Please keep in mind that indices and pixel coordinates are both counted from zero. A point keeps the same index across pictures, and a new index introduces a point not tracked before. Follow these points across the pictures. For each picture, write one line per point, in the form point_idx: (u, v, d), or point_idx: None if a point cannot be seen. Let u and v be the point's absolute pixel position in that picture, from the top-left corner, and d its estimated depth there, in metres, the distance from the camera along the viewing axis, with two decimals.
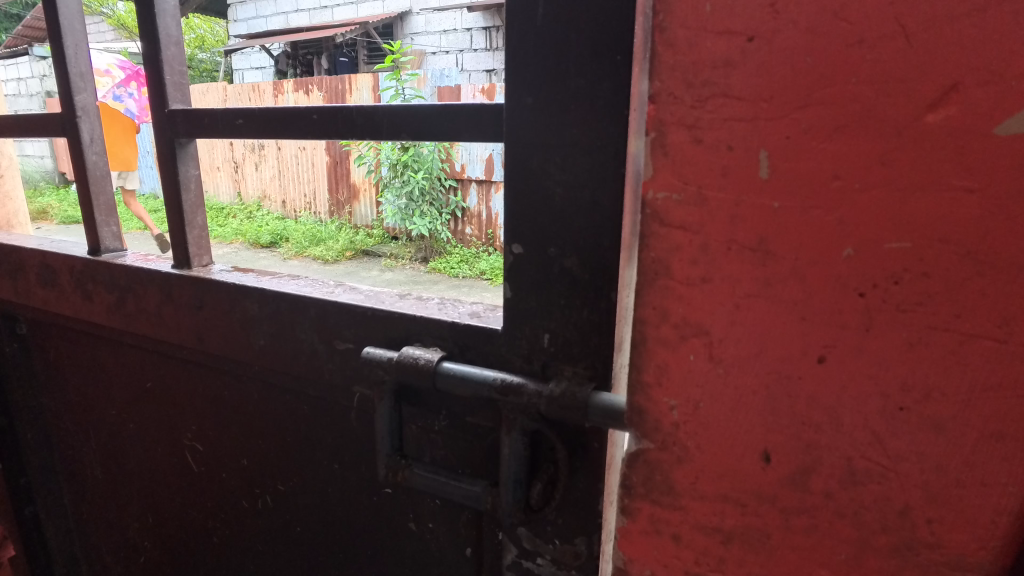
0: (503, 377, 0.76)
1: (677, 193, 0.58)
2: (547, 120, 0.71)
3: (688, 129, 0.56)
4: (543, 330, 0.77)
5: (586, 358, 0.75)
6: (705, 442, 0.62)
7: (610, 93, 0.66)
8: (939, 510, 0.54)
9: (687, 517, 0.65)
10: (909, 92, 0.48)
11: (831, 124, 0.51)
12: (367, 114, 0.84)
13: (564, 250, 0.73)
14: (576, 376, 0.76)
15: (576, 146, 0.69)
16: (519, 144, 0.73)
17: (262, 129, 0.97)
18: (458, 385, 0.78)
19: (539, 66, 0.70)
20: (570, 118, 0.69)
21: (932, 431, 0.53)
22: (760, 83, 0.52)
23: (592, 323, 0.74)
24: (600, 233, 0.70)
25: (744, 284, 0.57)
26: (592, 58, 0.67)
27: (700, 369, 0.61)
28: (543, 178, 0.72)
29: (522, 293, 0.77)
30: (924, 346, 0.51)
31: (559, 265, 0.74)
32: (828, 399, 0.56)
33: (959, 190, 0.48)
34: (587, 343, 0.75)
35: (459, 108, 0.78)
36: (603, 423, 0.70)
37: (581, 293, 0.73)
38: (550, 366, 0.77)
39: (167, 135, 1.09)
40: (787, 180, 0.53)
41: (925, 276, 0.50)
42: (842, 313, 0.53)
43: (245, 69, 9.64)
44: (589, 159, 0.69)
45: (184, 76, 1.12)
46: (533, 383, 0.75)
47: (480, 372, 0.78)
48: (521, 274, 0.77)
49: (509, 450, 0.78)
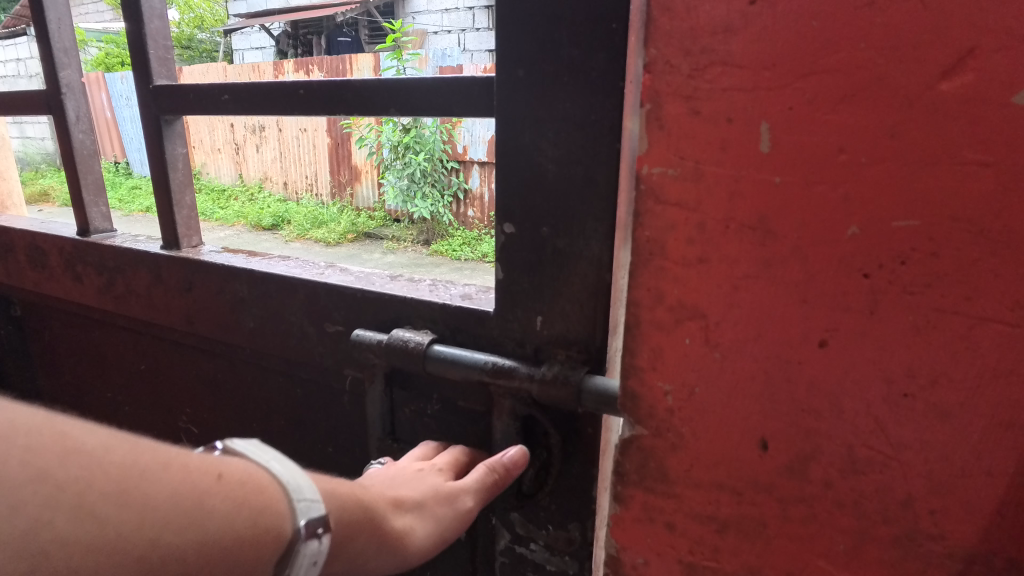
0: (495, 361, 0.74)
1: (673, 168, 0.55)
2: (540, 92, 0.67)
3: (684, 100, 0.53)
4: (536, 312, 0.74)
5: (580, 342, 0.72)
6: (700, 428, 0.60)
7: (605, 63, 0.63)
8: (942, 501, 0.52)
9: (682, 505, 0.63)
10: (921, 58, 0.45)
11: (837, 94, 0.48)
12: (355, 88, 0.81)
13: (557, 229, 0.70)
14: (570, 360, 0.73)
15: (569, 120, 0.66)
16: (511, 119, 0.70)
17: (247, 105, 0.93)
18: (449, 369, 0.76)
19: (531, 35, 0.66)
20: (564, 91, 0.66)
21: (938, 419, 0.50)
22: (761, 49, 0.49)
23: (586, 306, 0.71)
24: (594, 212, 0.68)
25: (743, 265, 0.54)
26: (586, 27, 0.63)
27: (696, 353, 0.58)
28: (535, 154, 0.69)
29: (513, 274, 0.75)
30: (932, 330, 0.49)
31: (552, 245, 0.71)
32: (828, 385, 0.53)
33: (973, 164, 0.45)
34: (581, 326, 0.72)
35: (450, 82, 0.75)
36: (596, 408, 0.67)
37: (574, 274, 0.71)
38: (543, 349, 0.75)
39: (153, 112, 1.05)
40: (788, 156, 0.50)
41: (934, 256, 0.47)
42: (845, 295, 0.51)
43: (244, 49, 9.51)
44: (582, 134, 0.66)
45: (170, 51, 1.09)
46: (526, 367, 0.73)
47: (471, 356, 0.76)
48: (513, 254, 0.74)
49: (502, 435, 0.76)
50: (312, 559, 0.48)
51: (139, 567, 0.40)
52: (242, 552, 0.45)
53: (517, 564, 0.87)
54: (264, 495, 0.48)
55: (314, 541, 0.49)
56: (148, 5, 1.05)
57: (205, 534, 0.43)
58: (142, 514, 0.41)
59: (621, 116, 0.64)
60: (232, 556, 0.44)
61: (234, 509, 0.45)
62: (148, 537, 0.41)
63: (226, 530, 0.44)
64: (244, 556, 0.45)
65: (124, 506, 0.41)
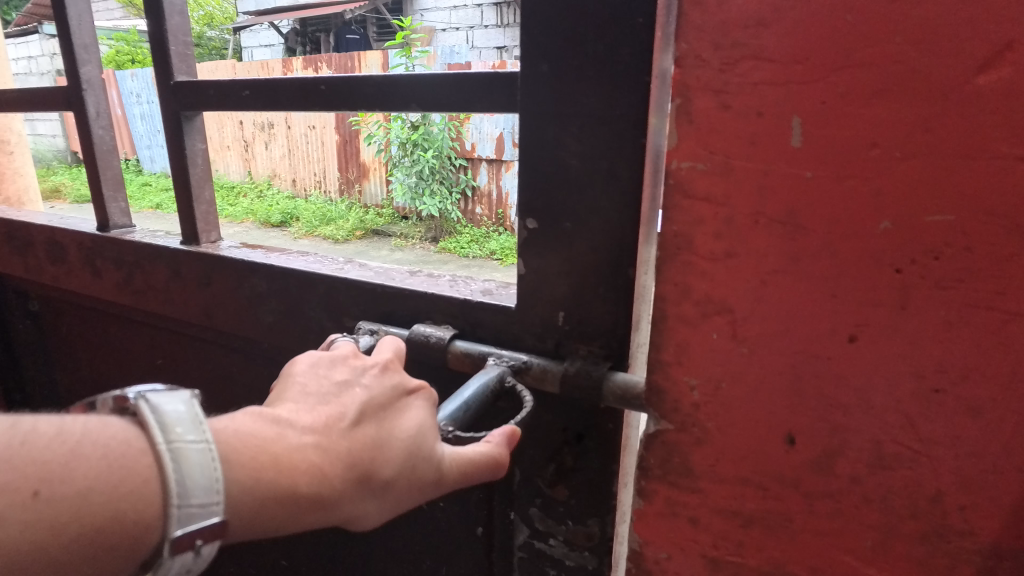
0: (513, 355, 0.75)
1: (701, 163, 0.55)
2: (563, 88, 0.67)
3: (714, 94, 0.53)
4: (557, 308, 0.74)
5: (602, 337, 0.73)
6: (726, 423, 0.60)
7: (630, 58, 0.63)
8: (973, 497, 0.52)
9: (706, 500, 0.64)
10: (959, 52, 0.44)
11: (871, 88, 0.47)
12: (377, 83, 0.81)
13: (580, 224, 0.70)
14: (591, 356, 0.73)
15: (593, 116, 0.66)
16: (533, 114, 0.70)
17: (268, 101, 0.94)
18: (468, 365, 0.77)
19: (555, 31, 0.66)
20: (588, 86, 0.66)
21: (969, 415, 0.50)
22: (794, 43, 0.49)
23: (608, 301, 0.71)
24: (617, 207, 0.67)
25: (772, 260, 0.54)
26: (612, 22, 0.63)
27: (723, 348, 0.58)
28: (558, 150, 0.69)
29: (533, 271, 0.75)
30: (964, 325, 0.49)
31: (573, 240, 0.71)
32: (857, 380, 0.53)
33: (1010, 158, 0.44)
34: (602, 321, 0.72)
35: (473, 77, 0.74)
36: (618, 404, 0.67)
37: (597, 270, 0.71)
38: (564, 344, 0.75)
39: (173, 108, 1.06)
40: (820, 150, 0.50)
41: (967, 251, 0.47)
42: (876, 290, 0.51)
43: (254, 47, 9.53)
44: (606, 129, 0.66)
45: (189, 48, 1.09)
46: (546, 362, 0.73)
47: (490, 351, 0.76)
48: (534, 250, 0.74)
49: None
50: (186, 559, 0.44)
51: None
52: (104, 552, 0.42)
53: (535, 559, 0.86)
54: (137, 495, 0.43)
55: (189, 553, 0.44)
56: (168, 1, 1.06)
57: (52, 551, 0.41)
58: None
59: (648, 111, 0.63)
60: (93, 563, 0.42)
61: (74, 522, 0.41)
62: None
63: (83, 535, 0.42)
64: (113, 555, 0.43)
65: None
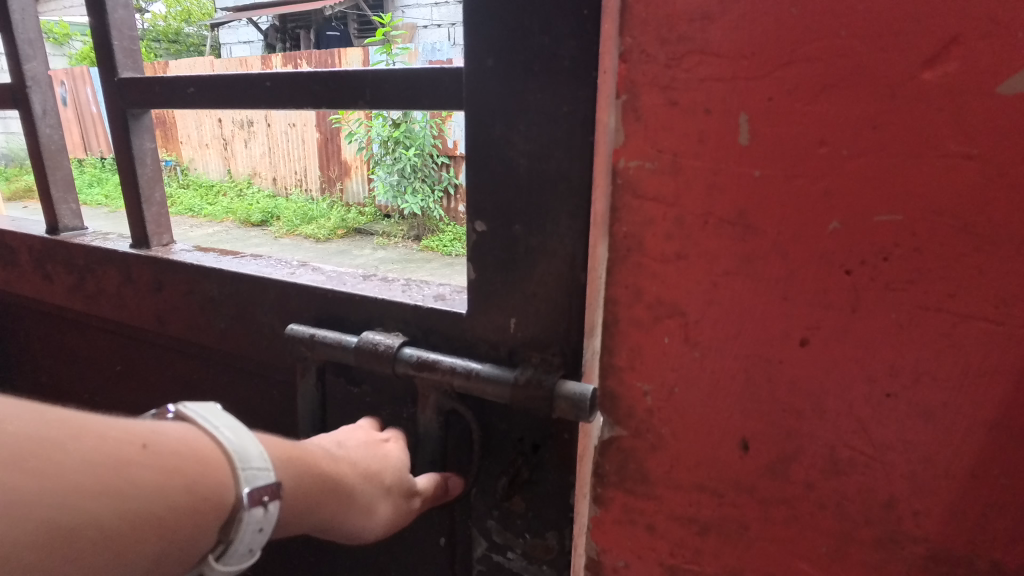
0: (462, 363, 0.69)
1: (650, 161, 0.53)
2: (510, 84, 0.61)
3: (661, 91, 0.51)
4: (510, 313, 0.69)
5: (556, 344, 0.66)
6: (680, 429, 0.59)
7: (577, 52, 0.56)
8: (927, 502, 0.51)
9: (662, 507, 0.62)
10: (906, 46, 0.43)
11: (818, 84, 0.46)
12: (323, 80, 0.78)
13: (531, 228, 0.65)
14: (545, 363, 0.67)
15: (540, 113, 0.60)
16: (479, 109, 0.64)
17: (214, 98, 0.90)
18: (417, 372, 0.72)
19: (501, 20, 0.60)
20: (534, 82, 0.60)
21: (922, 419, 0.49)
22: (740, 38, 0.47)
23: (562, 308, 0.65)
24: (569, 211, 0.61)
25: (722, 261, 0.52)
26: (557, 12, 0.57)
27: (675, 352, 0.57)
28: (505, 149, 0.64)
29: (484, 276, 0.70)
30: (915, 327, 0.47)
31: (524, 244, 0.66)
32: (810, 384, 0.52)
33: (957, 156, 0.43)
34: (556, 328, 0.66)
35: (419, 73, 0.72)
36: (569, 414, 0.60)
37: (549, 277, 0.65)
38: (517, 352, 0.69)
39: (119, 106, 1.02)
40: (768, 148, 0.48)
41: (916, 252, 0.46)
42: (827, 291, 0.49)
43: (232, 44, 9.38)
44: (555, 127, 0.60)
45: (135, 43, 1.06)
46: (496, 369, 0.67)
47: (439, 359, 0.71)
48: (484, 252, 0.69)
49: (424, 430, 0.75)
50: (255, 525, 0.45)
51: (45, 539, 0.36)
52: (177, 523, 0.41)
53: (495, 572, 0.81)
54: (209, 468, 0.44)
55: (259, 508, 0.45)
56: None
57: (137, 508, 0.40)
58: (52, 495, 0.36)
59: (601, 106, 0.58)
60: (160, 537, 0.41)
61: (162, 480, 0.41)
62: (51, 507, 0.36)
63: (154, 501, 0.40)
64: (182, 527, 0.42)
65: (20, 476, 0.36)
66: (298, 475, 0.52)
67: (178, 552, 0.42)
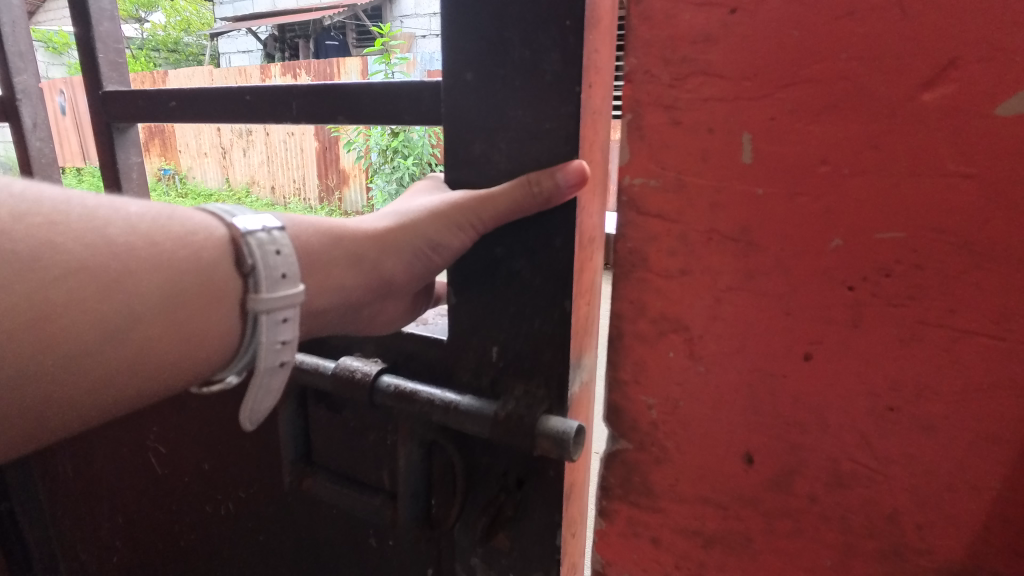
0: (441, 396, 0.68)
1: (654, 179, 0.54)
2: (491, 98, 0.62)
3: (665, 109, 0.52)
4: (492, 341, 0.69)
5: (540, 375, 0.66)
6: (684, 442, 0.59)
7: (557, 68, 0.57)
8: (929, 516, 0.51)
9: (667, 520, 0.62)
10: (905, 70, 0.44)
11: (819, 105, 0.47)
12: (303, 95, 0.79)
13: (512, 251, 0.64)
14: (528, 396, 0.66)
15: (520, 129, 0.61)
16: (460, 125, 0.64)
17: (195, 113, 0.91)
18: (393, 403, 0.70)
19: (483, 35, 0.61)
20: (516, 95, 0.60)
21: (925, 433, 0.50)
22: (742, 58, 0.48)
23: (544, 335, 0.65)
24: (549, 230, 0.62)
25: (725, 277, 0.53)
26: (538, 28, 0.57)
27: (680, 366, 0.57)
28: (485, 164, 0.64)
29: (465, 300, 0.69)
30: (916, 342, 0.48)
31: (507, 267, 0.65)
32: (813, 398, 0.53)
33: (956, 176, 0.44)
34: (539, 357, 0.66)
35: (399, 89, 0.72)
36: (551, 451, 0.60)
37: (531, 301, 0.65)
38: (500, 381, 0.69)
39: (104, 119, 1.03)
40: (770, 166, 0.49)
41: (916, 269, 0.47)
42: (828, 307, 0.50)
43: (233, 53, 9.42)
44: (536, 144, 0.60)
45: (121, 55, 1.06)
46: (476, 402, 0.67)
47: (418, 391, 0.69)
48: (466, 274, 0.68)
49: (405, 461, 0.73)
50: (267, 247, 0.51)
51: (87, 306, 0.44)
52: (189, 274, 0.49)
53: None
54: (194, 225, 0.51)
55: (263, 234, 0.51)
56: (98, 6, 1.02)
57: (153, 274, 0.47)
58: (76, 273, 0.44)
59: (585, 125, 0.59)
60: (189, 287, 0.49)
61: (158, 235, 0.48)
62: (82, 275, 0.44)
63: (162, 263, 0.48)
64: (194, 278, 0.49)
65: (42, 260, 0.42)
66: (330, 233, 0.60)
67: (212, 292, 0.50)
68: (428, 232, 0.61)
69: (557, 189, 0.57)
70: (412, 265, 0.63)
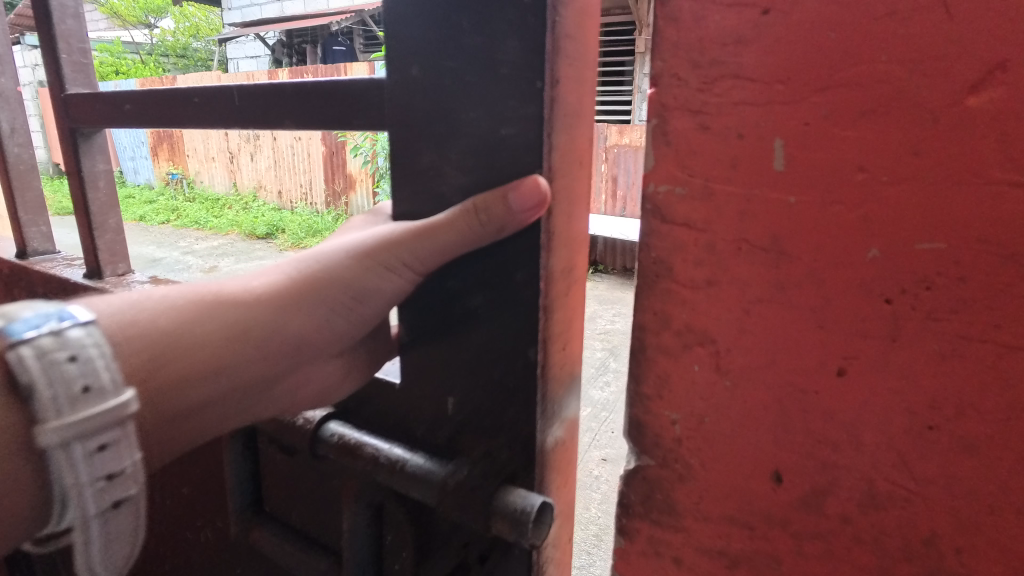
0: (388, 452, 0.65)
1: (680, 186, 0.52)
2: (450, 101, 0.58)
3: (692, 114, 0.50)
4: (449, 391, 0.66)
5: (503, 434, 0.62)
6: (709, 459, 0.57)
7: (517, 64, 0.53)
8: (971, 540, 0.49)
9: (690, 539, 0.60)
10: (949, 72, 0.42)
11: (856, 109, 0.45)
12: (251, 96, 0.72)
13: (468, 287, 0.61)
14: (484, 459, 0.62)
15: (479, 135, 0.57)
16: (417, 133, 0.61)
17: (150, 116, 0.88)
18: (340, 455, 0.68)
19: (438, 32, 0.57)
20: (473, 98, 0.56)
21: (966, 453, 0.47)
22: (775, 61, 0.46)
23: (504, 387, 0.61)
24: (510, 260, 0.58)
25: (754, 288, 0.51)
26: (495, 20, 0.53)
27: (705, 380, 0.55)
28: (444, 175, 0.60)
29: (421, 342, 0.66)
30: (958, 358, 0.46)
31: (463, 305, 0.62)
32: (846, 415, 0.50)
33: (1003, 183, 0.42)
34: (499, 412, 0.62)
35: (347, 86, 0.64)
36: (508, 531, 0.55)
37: (485, 347, 0.62)
38: (459, 437, 0.66)
39: (66, 123, 1.05)
40: (804, 173, 0.47)
41: (959, 281, 0.44)
42: (864, 320, 0.48)
43: (241, 58, 9.48)
44: (496, 150, 0.56)
45: (85, 55, 1.08)
46: (426, 463, 0.63)
47: (369, 444, 0.66)
48: (423, 316, 0.65)
49: (351, 527, 0.67)
50: (58, 359, 0.45)
51: None
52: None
53: None
54: None
55: (51, 338, 0.45)
56: (59, 4, 1.04)
57: None
58: None
59: (558, 130, 0.54)
60: None
61: None
62: None
63: None
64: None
65: None
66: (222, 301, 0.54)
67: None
68: (348, 281, 0.56)
69: (508, 212, 0.54)
70: (321, 330, 0.57)
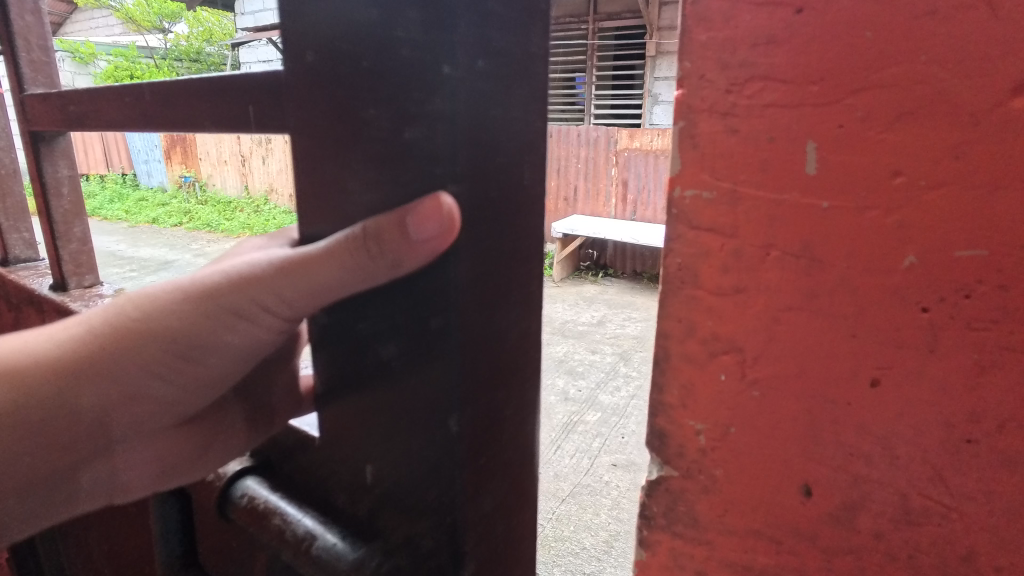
0: (292, 527, 0.49)
1: (707, 190, 0.51)
2: (341, 89, 0.39)
3: (721, 117, 0.49)
4: (364, 457, 0.47)
5: (427, 520, 0.44)
6: (735, 471, 0.55)
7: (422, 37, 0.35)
8: (1012, 558, 0.47)
9: (714, 553, 0.59)
10: (993, 72, 0.40)
11: (893, 112, 0.43)
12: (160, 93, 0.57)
13: (378, 327, 0.42)
14: (407, 546, 0.46)
15: (380, 143, 0.38)
16: (301, 130, 0.42)
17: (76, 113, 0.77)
18: (247, 523, 0.53)
19: None
20: (367, 76, 0.38)
21: (1007, 469, 0.45)
22: (808, 61, 0.45)
23: (428, 465, 0.43)
24: (418, 308, 0.40)
25: (784, 296, 0.49)
26: None
27: (732, 390, 0.54)
28: (339, 197, 0.41)
29: (326, 398, 0.47)
30: (999, 370, 0.44)
31: (374, 351, 0.43)
32: (880, 428, 0.49)
33: None
34: (423, 495, 0.44)
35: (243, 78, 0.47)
36: None
37: (404, 409, 0.43)
38: (377, 517, 0.47)
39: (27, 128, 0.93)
40: (837, 177, 0.46)
41: (1001, 289, 0.43)
42: (899, 330, 0.46)
43: (255, 62, 9.54)
44: (402, 164, 0.38)
45: (49, 53, 0.94)
46: (336, 543, 0.47)
47: (274, 512, 0.51)
48: (330, 355, 0.46)
49: None
50: None
51: None
52: None
53: None
54: None
55: None
56: None
57: None
58: None
59: (491, 130, 0.38)
60: None
61: None
62: None
63: None
64: None
65: None
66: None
67: None
68: (178, 328, 0.43)
69: (404, 242, 0.37)
70: (130, 405, 0.46)
